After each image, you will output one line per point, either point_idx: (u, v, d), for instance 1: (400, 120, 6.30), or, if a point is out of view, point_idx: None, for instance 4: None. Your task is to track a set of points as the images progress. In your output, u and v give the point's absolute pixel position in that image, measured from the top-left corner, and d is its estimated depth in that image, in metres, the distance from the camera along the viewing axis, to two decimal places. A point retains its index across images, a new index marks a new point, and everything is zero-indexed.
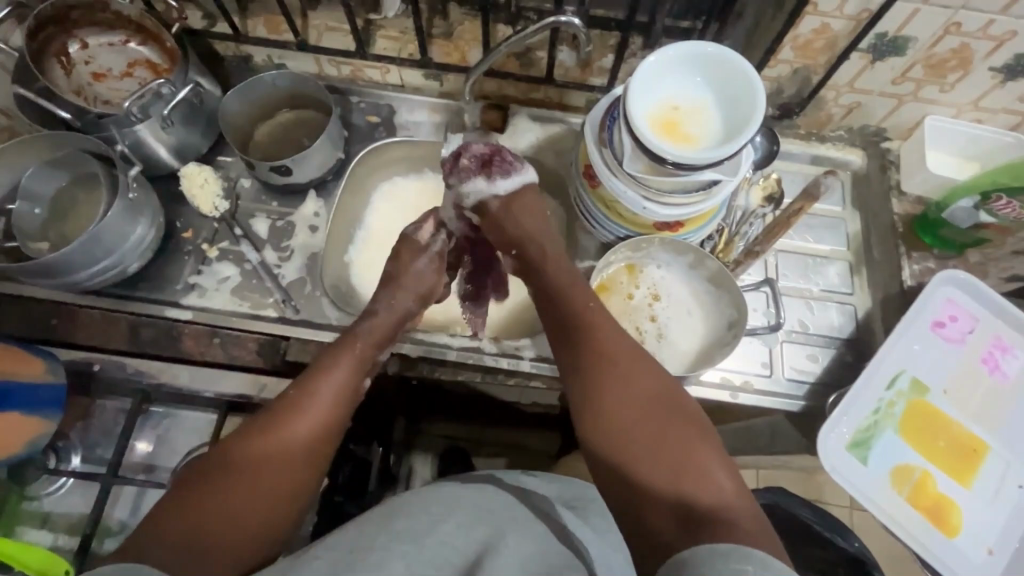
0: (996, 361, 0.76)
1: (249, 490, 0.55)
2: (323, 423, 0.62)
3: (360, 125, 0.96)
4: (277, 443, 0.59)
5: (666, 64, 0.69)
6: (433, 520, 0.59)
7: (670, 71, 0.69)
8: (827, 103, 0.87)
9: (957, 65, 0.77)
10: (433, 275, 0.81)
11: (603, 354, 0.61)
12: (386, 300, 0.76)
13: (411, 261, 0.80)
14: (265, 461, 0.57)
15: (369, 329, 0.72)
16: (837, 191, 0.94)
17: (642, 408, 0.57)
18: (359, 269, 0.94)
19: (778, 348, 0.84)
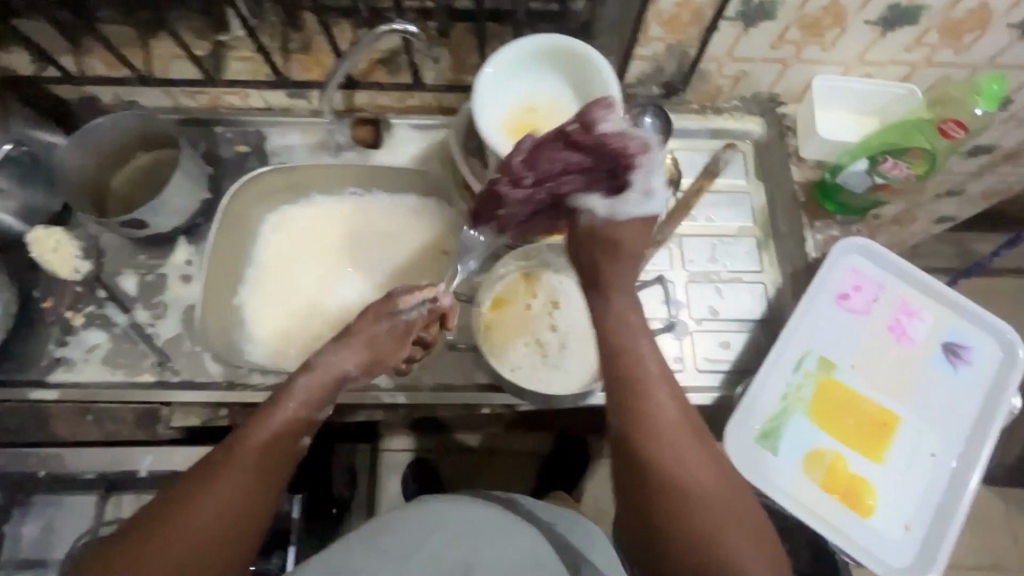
0: (903, 327, 0.74)
1: (163, 549, 0.49)
2: (246, 494, 0.52)
3: (229, 156, 0.89)
4: (191, 518, 0.50)
5: (532, 59, 0.64)
6: (420, 535, 0.64)
7: (536, 69, 0.65)
8: (712, 76, 0.83)
9: (832, 22, 0.72)
10: (388, 342, 0.66)
11: (656, 442, 0.53)
12: (327, 355, 0.62)
13: (368, 325, 0.65)
14: (183, 529, 0.49)
15: (306, 386, 0.59)
16: (738, 163, 0.90)
17: (701, 476, 0.52)
18: (253, 309, 0.91)
19: (690, 338, 0.81)
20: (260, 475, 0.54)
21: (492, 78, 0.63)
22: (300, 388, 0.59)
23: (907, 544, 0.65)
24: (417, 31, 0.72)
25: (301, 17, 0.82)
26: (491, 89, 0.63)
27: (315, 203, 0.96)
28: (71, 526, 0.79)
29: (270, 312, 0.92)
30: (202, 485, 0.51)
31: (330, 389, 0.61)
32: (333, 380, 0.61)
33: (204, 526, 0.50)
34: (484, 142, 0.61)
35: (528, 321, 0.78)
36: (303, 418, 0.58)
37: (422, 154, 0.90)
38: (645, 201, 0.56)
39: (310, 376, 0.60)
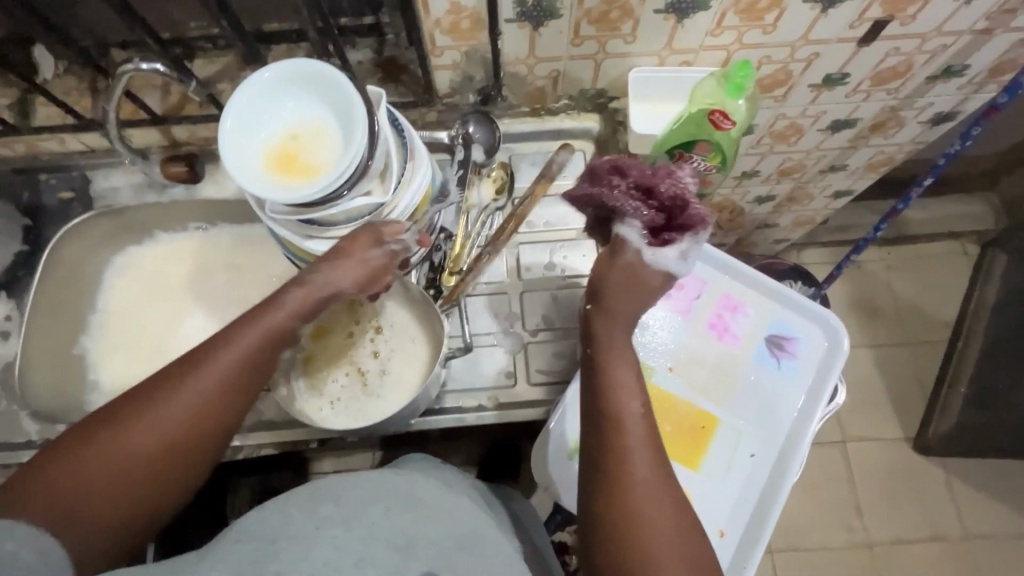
0: (725, 324, 0.72)
1: (119, 444, 0.49)
2: (206, 408, 0.52)
3: (52, 204, 0.87)
4: (147, 420, 0.50)
5: (311, 77, 0.61)
6: (360, 505, 0.54)
7: (314, 90, 0.62)
8: (526, 78, 0.80)
9: (621, 15, 0.69)
10: (379, 270, 0.63)
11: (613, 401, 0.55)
12: (324, 276, 0.60)
13: (363, 250, 0.62)
14: (142, 437, 0.49)
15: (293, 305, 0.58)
16: (577, 163, 0.89)
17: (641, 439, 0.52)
18: (97, 357, 0.90)
19: (521, 351, 0.81)
20: (218, 399, 0.52)
21: (267, 81, 0.61)
22: (292, 303, 0.58)
23: (719, 550, 0.64)
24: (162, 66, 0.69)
25: (108, 52, 0.81)
26: (255, 92, 0.61)
27: (159, 241, 0.95)
28: None
29: (115, 358, 0.90)
30: (165, 396, 0.51)
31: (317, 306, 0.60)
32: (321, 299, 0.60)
33: (154, 438, 0.50)
34: (219, 143, 0.60)
35: (349, 349, 0.76)
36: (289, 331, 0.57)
37: None
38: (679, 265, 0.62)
39: (304, 293, 0.59)
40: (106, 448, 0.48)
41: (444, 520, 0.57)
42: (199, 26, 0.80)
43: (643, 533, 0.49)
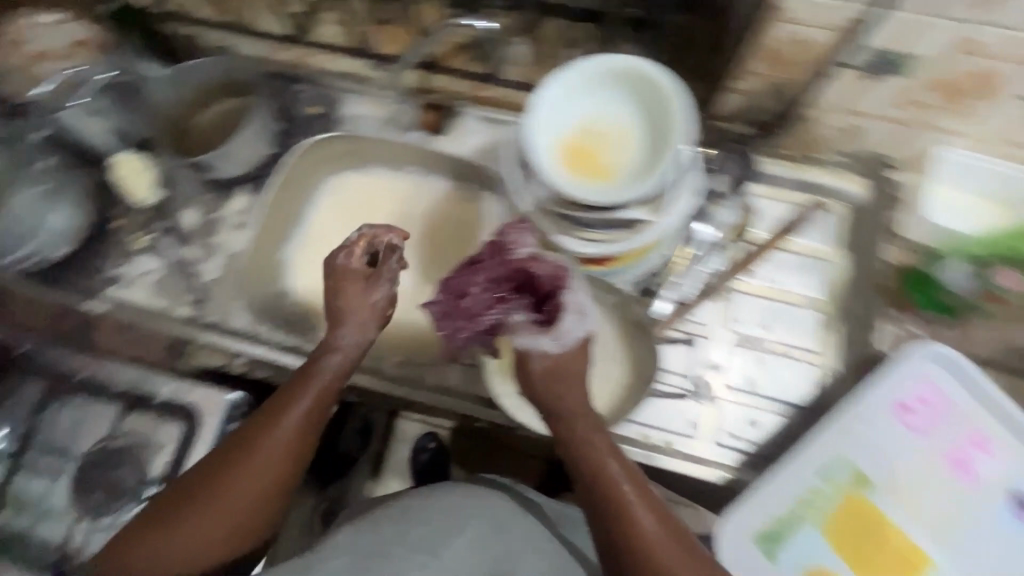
0: (966, 460, 0.63)
1: (194, 526, 0.52)
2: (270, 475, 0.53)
3: (302, 116, 0.90)
4: (219, 503, 0.52)
5: (649, 88, 0.58)
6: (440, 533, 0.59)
7: (644, 100, 0.59)
8: (816, 125, 0.73)
9: (974, 89, 0.61)
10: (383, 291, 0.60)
11: (603, 488, 0.50)
12: (341, 329, 0.59)
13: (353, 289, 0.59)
14: (222, 506, 0.52)
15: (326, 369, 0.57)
16: (824, 225, 0.80)
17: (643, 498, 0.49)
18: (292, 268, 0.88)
19: (719, 406, 0.74)
20: (278, 461, 0.54)
21: (586, 69, 0.58)
22: (331, 361, 0.58)
23: None
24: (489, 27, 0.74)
25: None
26: (592, 71, 0.58)
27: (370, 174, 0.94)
28: (88, 427, 0.75)
29: (304, 273, 0.88)
30: (226, 471, 0.53)
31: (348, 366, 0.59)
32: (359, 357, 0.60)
33: (226, 508, 0.52)
34: (534, 96, 0.58)
35: None
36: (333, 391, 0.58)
37: (484, 147, 0.87)
38: (580, 322, 0.56)
39: (331, 359, 0.58)
40: (183, 526, 0.52)
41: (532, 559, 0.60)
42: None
43: None
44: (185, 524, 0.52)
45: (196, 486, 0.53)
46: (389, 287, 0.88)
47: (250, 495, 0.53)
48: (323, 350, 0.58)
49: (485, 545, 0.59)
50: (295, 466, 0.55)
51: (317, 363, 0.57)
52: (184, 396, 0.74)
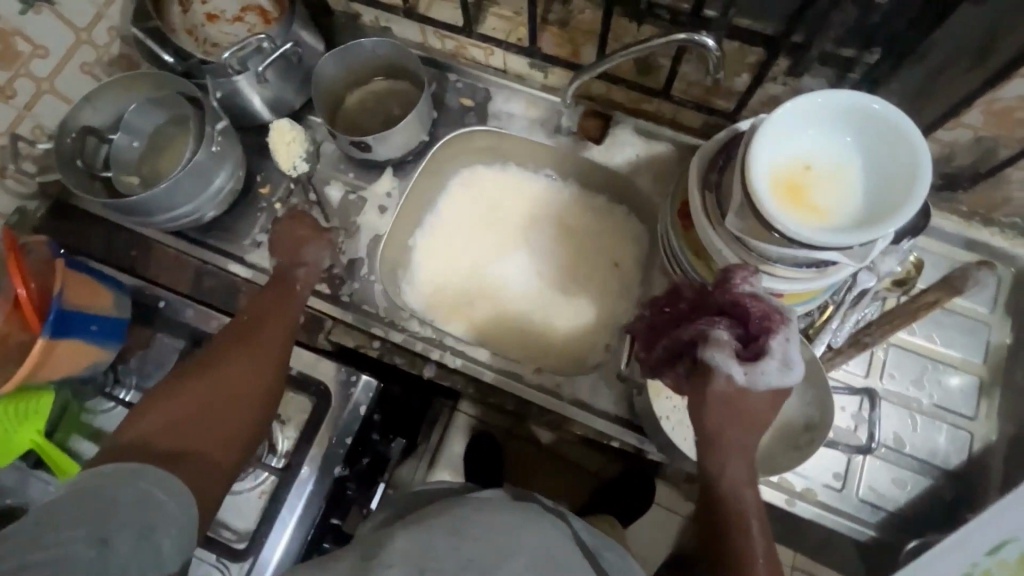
0: None
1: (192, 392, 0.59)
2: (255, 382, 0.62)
3: (452, 106, 0.90)
4: (205, 381, 0.60)
5: (894, 144, 0.56)
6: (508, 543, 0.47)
7: (882, 151, 0.56)
8: (1010, 184, 0.69)
9: None
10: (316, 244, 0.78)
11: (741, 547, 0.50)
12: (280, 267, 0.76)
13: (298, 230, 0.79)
14: (214, 416, 0.58)
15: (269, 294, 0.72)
16: (991, 289, 0.75)
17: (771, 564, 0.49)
18: (420, 256, 0.88)
19: (861, 461, 0.71)
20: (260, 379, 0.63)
21: (814, 104, 0.57)
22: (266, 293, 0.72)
23: None
24: (714, 46, 0.66)
25: None
26: (847, 106, 0.56)
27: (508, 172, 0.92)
28: None
29: (434, 264, 0.88)
30: (227, 355, 0.63)
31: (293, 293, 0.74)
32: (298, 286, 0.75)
33: (219, 412, 0.59)
34: (777, 110, 0.57)
35: None
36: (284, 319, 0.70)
37: (636, 162, 0.85)
38: (781, 375, 0.53)
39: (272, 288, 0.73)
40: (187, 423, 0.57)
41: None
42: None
43: None
44: (189, 419, 0.57)
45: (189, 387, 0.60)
46: (517, 288, 0.87)
47: (235, 405, 0.60)
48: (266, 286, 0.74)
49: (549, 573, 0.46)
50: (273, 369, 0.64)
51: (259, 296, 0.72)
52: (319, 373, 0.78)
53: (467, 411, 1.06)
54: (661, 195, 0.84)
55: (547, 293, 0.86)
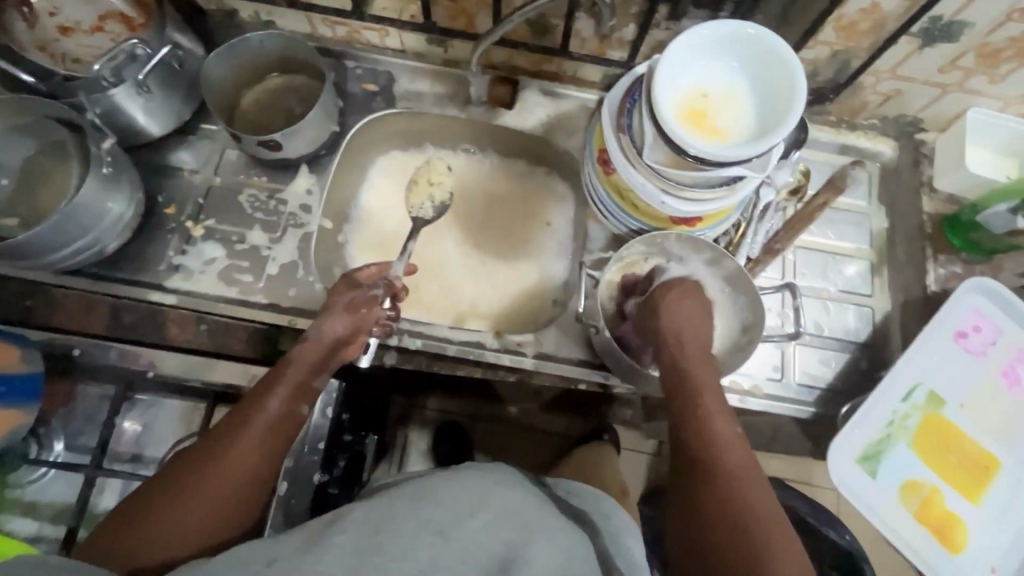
0: (1017, 376, 0.73)
1: (185, 483, 0.54)
2: (257, 461, 0.57)
3: (357, 93, 0.88)
4: (206, 464, 0.55)
5: (774, 64, 0.62)
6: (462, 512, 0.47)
7: (764, 75, 0.63)
8: (864, 90, 0.80)
9: (1013, 55, 0.69)
10: (365, 306, 0.68)
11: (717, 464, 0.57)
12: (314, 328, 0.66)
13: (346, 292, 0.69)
14: (200, 512, 0.53)
15: (301, 356, 0.63)
16: (863, 184, 0.87)
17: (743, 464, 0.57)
18: (355, 249, 0.86)
19: (791, 350, 0.80)
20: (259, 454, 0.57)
21: (701, 37, 0.62)
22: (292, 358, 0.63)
23: None
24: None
25: None
26: (732, 36, 0.62)
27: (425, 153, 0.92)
28: (168, 429, 0.75)
29: (370, 253, 0.86)
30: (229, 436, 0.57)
31: (324, 359, 0.65)
32: (332, 353, 0.66)
33: (218, 488, 0.54)
34: (674, 42, 0.62)
35: None
36: (302, 389, 0.63)
37: (548, 121, 0.88)
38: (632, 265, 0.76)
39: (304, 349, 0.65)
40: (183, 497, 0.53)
41: (541, 549, 0.46)
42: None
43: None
44: (187, 495, 0.53)
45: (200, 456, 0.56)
46: (458, 264, 0.87)
47: (236, 478, 0.55)
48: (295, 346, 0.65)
49: (505, 532, 0.47)
50: (272, 454, 0.58)
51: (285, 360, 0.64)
52: None
53: (431, 407, 1.08)
54: (578, 149, 0.88)
55: (489, 262, 0.87)
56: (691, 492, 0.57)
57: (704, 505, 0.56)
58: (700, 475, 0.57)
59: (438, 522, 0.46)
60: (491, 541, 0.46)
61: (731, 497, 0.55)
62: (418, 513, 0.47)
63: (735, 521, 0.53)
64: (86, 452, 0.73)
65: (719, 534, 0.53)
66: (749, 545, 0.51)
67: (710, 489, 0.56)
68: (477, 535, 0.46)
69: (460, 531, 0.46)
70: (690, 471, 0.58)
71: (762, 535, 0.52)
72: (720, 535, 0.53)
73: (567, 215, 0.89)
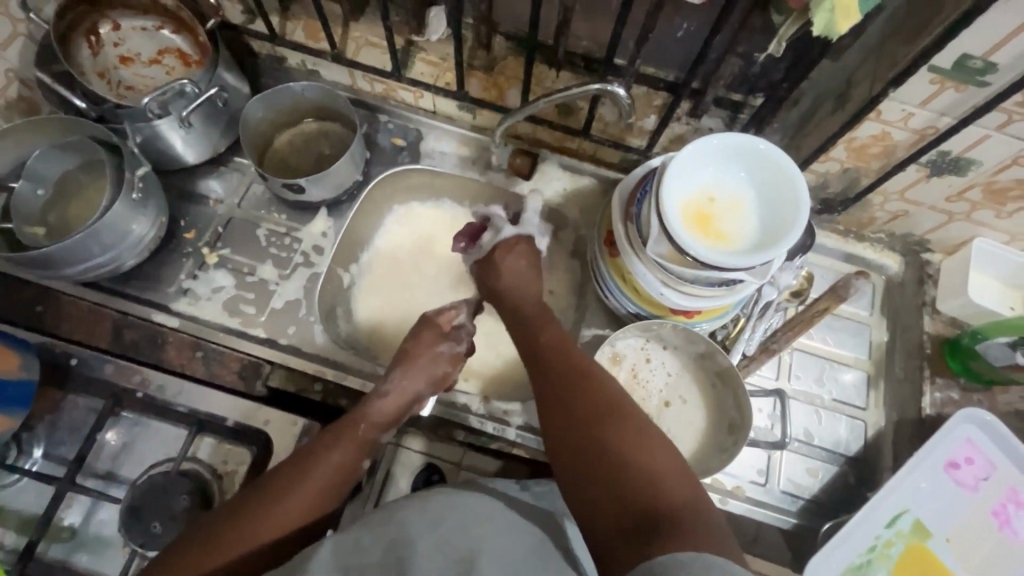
0: (1007, 516, 0.71)
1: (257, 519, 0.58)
2: (317, 503, 0.61)
3: (385, 146, 0.92)
4: (276, 507, 0.59)
5: (780, 179, 0.65)
6: (432, 522, 0.53)
7: (773, 191, 0.65)
8: (872, 206, 0.82)
9: (1019, 195, 0.71)
10: (447, 364, 0.75)
11: (570, 362, 0.63)
12: (397, 382, 0.71)
13: (433, 344, 0.75)
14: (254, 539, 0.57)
15: (378, 409, 0.69)
16: (867, 294, 0.87)
17: (575, 371, 0.62)
18: (358, 294, 0.87)
19: (778, 455, 0.79)
20: (332, 486, 0.63)
21: (712, 145, 0.66)
22: (370, 412, 0.69)
23: None
24: (623, 94, 0.73)
25: (493, 38, 0.83)
26: (742, 149, 0.65)
27: (441, 206, 0.93)
28: (148, 451, 0.75)
29: (371, 300, 0.87)
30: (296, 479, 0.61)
31: (399, 411, 0.71)
32: (402, 406, 0.71)
33: (293, 516, 0.60)
34: (686, 147, 0.65)
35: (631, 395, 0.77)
36: (372, 436, 0.68)
37: (563, 195, 0.91)
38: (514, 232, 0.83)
39: (382, 403, 0.70)
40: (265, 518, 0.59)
41: (500, 550, 0.51)
42: (587, 46, 0.80)
43: (637, 443, 0.53)
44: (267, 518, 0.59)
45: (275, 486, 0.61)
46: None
47: (311, 510, 0.61)
48: (375, 395, 0.70)
49: (468, 530, 0.52)
50: (338, 491, 0.63)
51: (361, 411, 0.68)
52: (254, 423, 0.75)
53: (414, 447, 0.79)
54: (588, 224, 0.90)
55: (489, 324, 0.87)
56: (562, 402, 0.59)
57: (574, 413, 0.57)
58: (575, 385, 0.60)
59: (395, 540, 0.52)
60: (453, 544, 0.51)
61: (606, 402, 0.57)
62: (380, 534, 0.53)
63: (613, 421, 0.55)
64: (62, 463, 0.74)
65: (587, 442, 0.55)
66: (622, 442, 0.53)
67: (585, 386, 0.59)
68: (440, 538, 0.51)
69: (430, 535, 0.52)
70: (554, 386, 0.61)
71: (644, 456, 0.52)
72: (598, 441, 0.54)
73: (571, 286, 0.89)
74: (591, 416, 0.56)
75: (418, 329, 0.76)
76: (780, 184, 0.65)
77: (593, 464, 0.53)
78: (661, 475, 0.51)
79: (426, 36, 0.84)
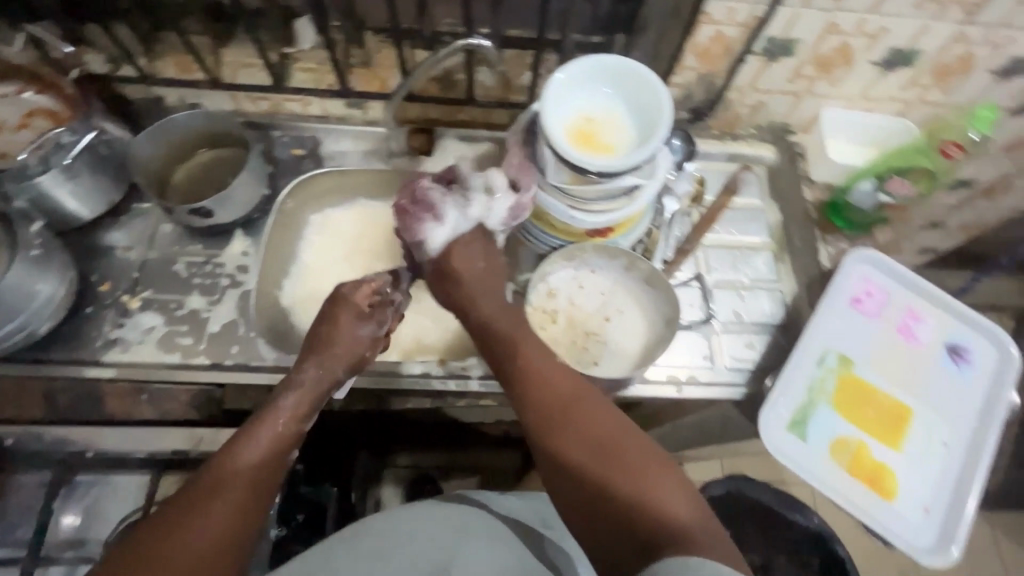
0: (911, 330, 0.86)
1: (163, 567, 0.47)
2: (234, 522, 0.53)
3: (286, 158, 0.94)
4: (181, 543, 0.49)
5: (643, 88, 0.72)
6: (410, 534, 0.62)
7: (640, 100, 0.73)
8: (734, 104, 0.92)
9: (841, 61, 0.82)
10: (367, 347, 0.71)
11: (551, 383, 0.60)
12: (311, 373, 0.67)
13: (352, 324, 0.70)
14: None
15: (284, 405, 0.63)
16: (754, 184, 0.97)
17: (556, 383, 0.60)
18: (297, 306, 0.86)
19: (716, 339, 0.85)
20: (250, 501, 0.55)
21: (579, 73, 0.73)
22: (287, 401, 0.64)
23: (925, 521, 0.78)
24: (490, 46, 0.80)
25: (362, 33, 0.85)
26: (605, 70, 0.73)
27: (358, 206, 0.94)
28: (111, 509, 0.80)
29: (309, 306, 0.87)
30: (193, 512, 0.51)
31: (312, 405, 0.66)
32: (317, 394, 0.67)
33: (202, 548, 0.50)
34: (554, 78, 0.72)
35: (576, 321, 0.83)
36: (286, 437, 0.62)
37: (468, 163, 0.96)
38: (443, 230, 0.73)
39: (294, 395, 0.65)
40: (186, 535, 0.50)
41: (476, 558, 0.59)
42: (450, 23, 0.86)
43: (623, 455, 0.53)
44: (186, 532, 0.50)
45: (194, 497, 0.52)
46: None
47: (227, 534, 0.52)
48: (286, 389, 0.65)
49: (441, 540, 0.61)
50: (256, 506, 0.55)
51: (274, 405, 0.63)
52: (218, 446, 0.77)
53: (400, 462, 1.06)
54: None
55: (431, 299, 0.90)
56: (549, 432, 0.57)
57: (566, 444, 0.56)
58: (564, 414, 0.57)
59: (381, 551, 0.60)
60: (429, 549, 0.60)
61: (604, 427, 0.56)
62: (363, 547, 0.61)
63: (604, 448, 0.54)
64: (20, 545, 0.77)
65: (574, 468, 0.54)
66: (615, 465, 0.53)
67: (572, 405, 0.58)
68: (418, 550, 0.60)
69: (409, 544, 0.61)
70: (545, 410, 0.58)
71: (639, 467, 0.52)
72: (588, 463, 0.54)
73: None
74: (579, 437, 0.56)
75: (333, 307, 0.71)
76: (644, 103, 0.73)
77: (592, 487, 0.53)
78: (657, 492, 0.51)
79: (297, 45, 0.85)
